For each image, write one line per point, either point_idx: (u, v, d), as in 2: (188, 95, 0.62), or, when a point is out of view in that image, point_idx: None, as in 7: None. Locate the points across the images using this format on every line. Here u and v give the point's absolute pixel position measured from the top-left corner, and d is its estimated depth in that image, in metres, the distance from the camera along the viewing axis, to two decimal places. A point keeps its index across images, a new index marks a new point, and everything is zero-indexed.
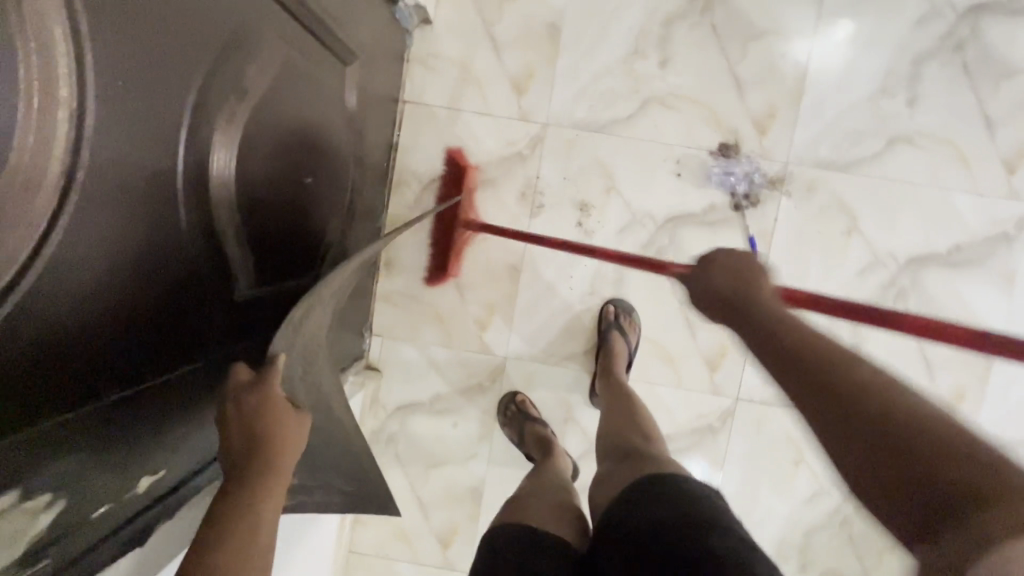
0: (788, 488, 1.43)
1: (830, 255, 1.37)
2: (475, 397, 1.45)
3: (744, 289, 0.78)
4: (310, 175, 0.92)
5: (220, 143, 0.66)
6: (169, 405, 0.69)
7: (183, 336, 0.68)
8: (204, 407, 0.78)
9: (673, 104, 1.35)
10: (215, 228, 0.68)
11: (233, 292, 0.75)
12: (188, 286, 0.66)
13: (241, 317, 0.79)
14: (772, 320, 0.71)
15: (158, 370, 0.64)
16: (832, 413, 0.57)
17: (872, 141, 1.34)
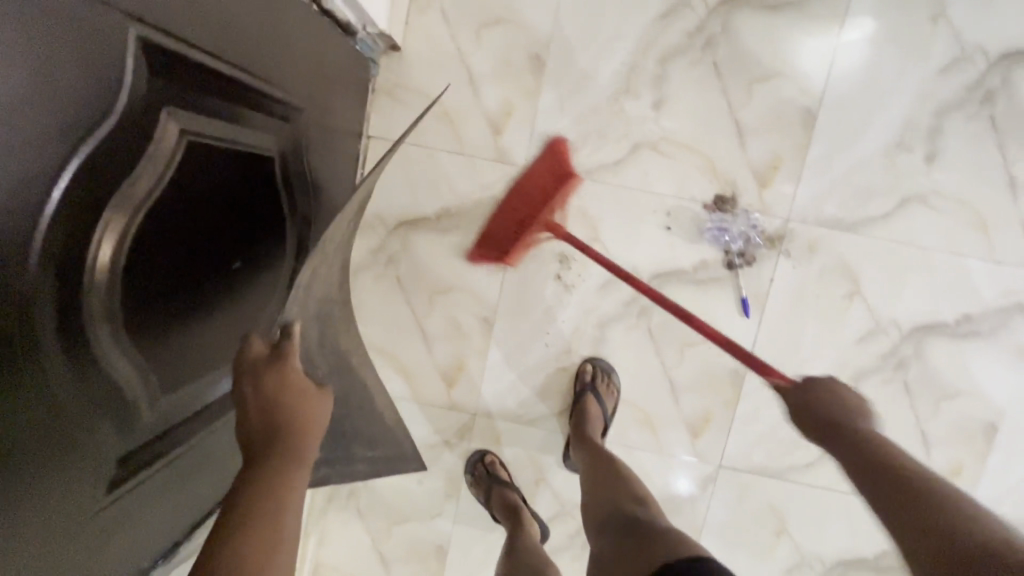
0: (768, 558, 1.36)
1: (828, 322, 1.26)
2: (442, 452, 1.36)
3: (834, 406, 0.77)
4: (239, 259, 0.80)
5: (105, 224, 0.54)
6: (67, 560, 0.58)
7: (72, 474, 0.56)
8: (113, 532, 0.65)
9: (664, 151, 1.23)
10: (99, 321, 0.56)
11: (132, 394, 0.64)
12: (64, 421, 0.54)
13: (146, 437, 0.68)
14: (844, 432, 0.73)
15: (41, 523, 0.53)
16: (901, 515, 0.64)
17: (882, 200, 1.22)
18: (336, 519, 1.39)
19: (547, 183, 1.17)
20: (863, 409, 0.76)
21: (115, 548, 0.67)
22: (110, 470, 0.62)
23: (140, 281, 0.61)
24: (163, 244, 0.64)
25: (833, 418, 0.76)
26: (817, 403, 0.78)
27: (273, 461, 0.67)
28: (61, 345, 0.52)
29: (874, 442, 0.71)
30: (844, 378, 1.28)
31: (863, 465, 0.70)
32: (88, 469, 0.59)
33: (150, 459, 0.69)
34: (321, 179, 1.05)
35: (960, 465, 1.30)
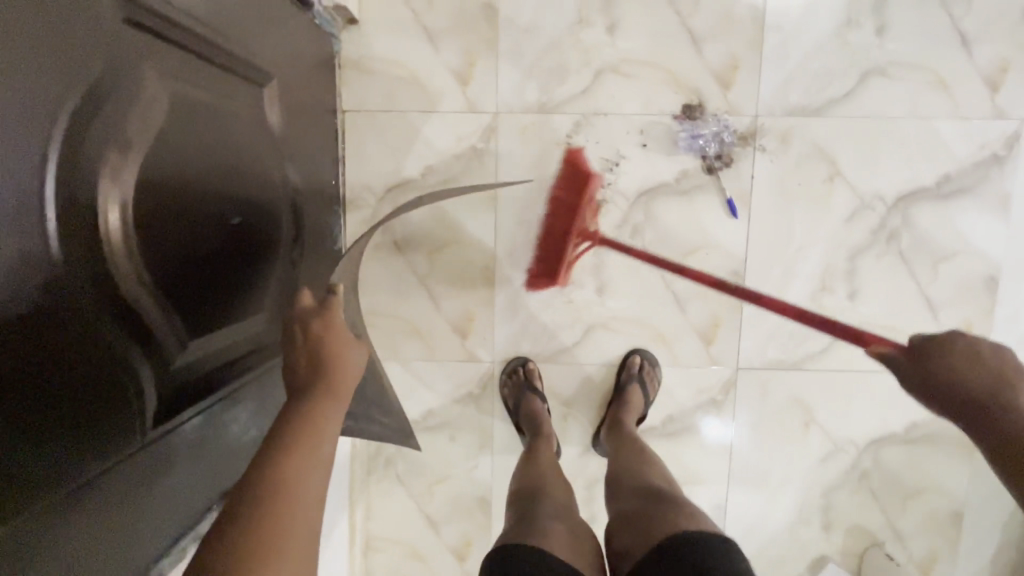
0: (801, 450, 1.40)
1: (813, 207, 1.30)
2: (469, 407, 1.39)
3: (971, 373, 0.69)
4: (237, 215, 0.84)
5: (109, 177, 0.59)
6: (119, 491, 0.63)
7: (111, 405, 0.61)
8: (177, 456, 0.73)
9: (626, 72, 1.27)
10: (124, 264, 0.61)
11: (166, 338, 0.69)
12: (97, 357, 0.59)
13: (190, 374, 0.74)
14: (995, 427, 0.65)
15: (87, 449, 0.58)
16: (1022, 488, 0.63)
17: (843, 80, 1.26)
18: (378, 491, 1.42)
19: (569, 202, 1.25)
20: (998, 370, 0.68)
21: (168, 490, 0.72)
22: (151, 410, 0.67)
23: (147, 224, 0.65)
24: (161, 193, 0.68)
25: (966, 395, 0.68)
26: (947, 369, 0.70)
27: (313, 395, 0.72)
28: (81, 284, 0.57)
29: (993, 410, 0.66)
30: (840, 259, 1.31)
31: (1006, 443, 0.64)
32: (129, 403, 0.63)
33: (184, 403, 0.73)
34: (300, 149, 1.09)
35: (969, 322, 1.33)
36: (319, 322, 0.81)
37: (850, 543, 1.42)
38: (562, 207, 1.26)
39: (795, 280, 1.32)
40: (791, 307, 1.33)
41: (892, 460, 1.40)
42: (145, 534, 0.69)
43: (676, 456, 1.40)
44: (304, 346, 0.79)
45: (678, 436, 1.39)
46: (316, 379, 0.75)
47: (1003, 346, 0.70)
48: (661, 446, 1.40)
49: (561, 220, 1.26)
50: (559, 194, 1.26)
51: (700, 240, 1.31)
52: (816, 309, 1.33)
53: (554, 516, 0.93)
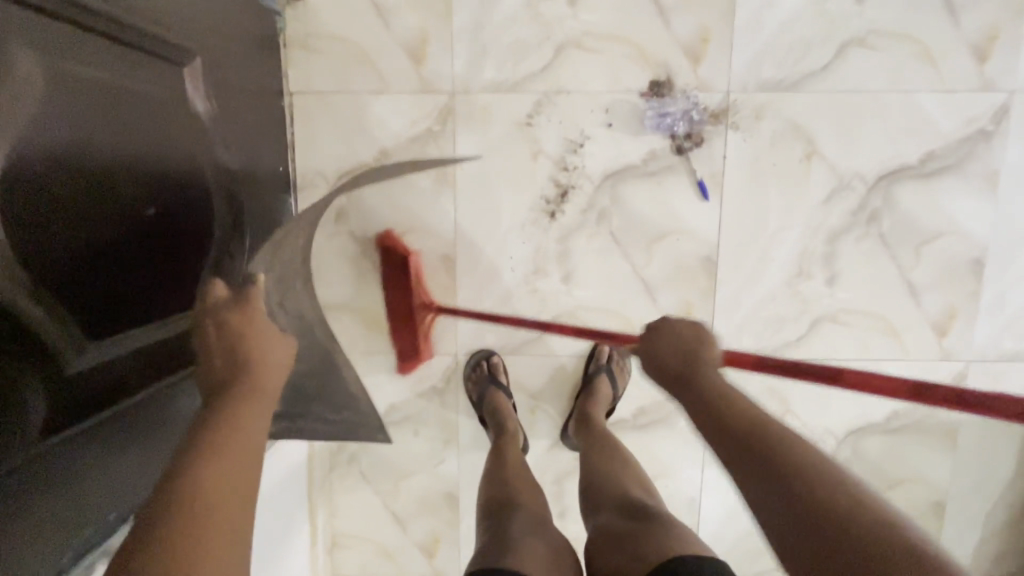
0: None
1: (789, 188, 1.23)
2: (433, 401, 1.35)
3: (692, 359, 0.76)
4: (154, 206, 0.78)
5: None
6: (3, 505, 0.59)
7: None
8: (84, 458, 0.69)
9: (589, 47, 1.19)
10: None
11: (50, 338, 0.63)
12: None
13: (93, 374, 0.69)
14: (709, 393, 0.72)
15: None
16: (727, 449, 0.66)
17: (822, 52, 1.18)
18: (342, 488, 1.38)
19: (399, 278, 1.27)
20: (698, 355, 0.77)
21: (70, 500, 0.68)
22: (38, 417, 0.62)
23: (23, 218, 0.60)
24: (45, 184, 0.62)
25: (680, 369, 0.76)
26: (664, 354, 0.79)
27: (233, 399, 0.66)
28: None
29: (721, 389, 0.72)
30: (818, 243, 1.25)
31: (720, 422, 0.68)
32: (11, 411, 0.58)
33: (85, 409, 0.68)
34: (240, 133, 1.02)
35: (953, 307, 1.27)
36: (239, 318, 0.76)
37: None
38: (401, 283, 1.27)
39: (770, 266, 1.26)
40: (766, 294, 1.27)
41: (871, 450, 1.35)
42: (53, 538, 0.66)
43: (648, 449, 1.35)
44: (219, 345, 0.73)
45: (650, 428, 1.34)
46: (236, 382, 0.69)
47: (702, 327, 0.80)
48: (633, 439, 1.35)
49: (401, 293, 1.27)
50: (385, 273, 1.27)
51: (670, 224, 1.25)
52: (792, 295, 1.27)
53: (526, 533, 0.88)
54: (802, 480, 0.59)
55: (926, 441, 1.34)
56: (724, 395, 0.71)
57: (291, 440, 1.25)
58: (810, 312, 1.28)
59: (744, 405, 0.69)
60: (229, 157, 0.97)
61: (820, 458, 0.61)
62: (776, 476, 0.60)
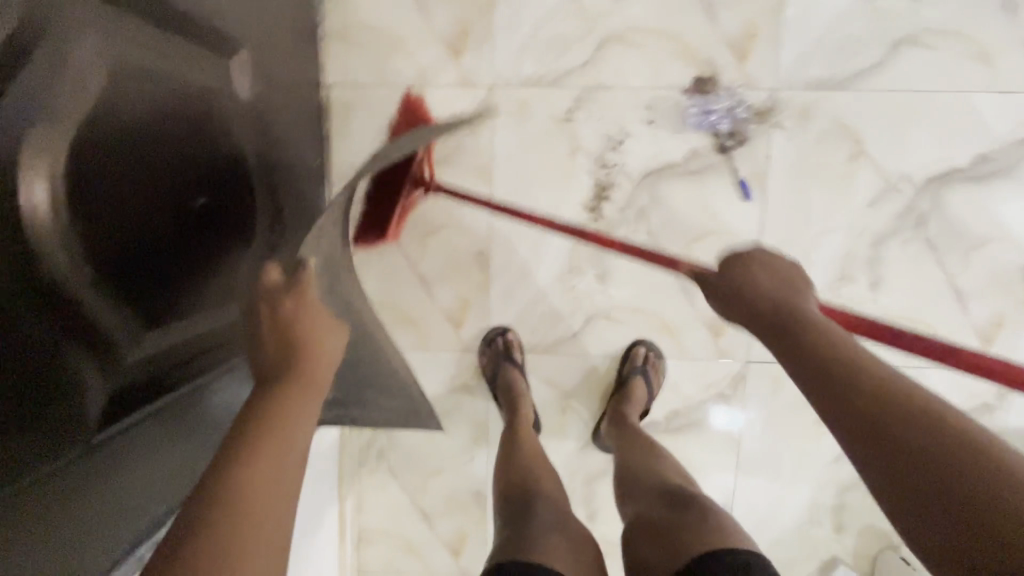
0: (814, 448, 1.32)
1: (834, 189, 1.20)
2: (463, 398, 1.34)
3: (790, 291, 0.71)
4: (204, 197, 0.78)
5: (33, 152, 0.53)
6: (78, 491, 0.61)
7: (47, 401, 0.57)
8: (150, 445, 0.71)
9: (632, 42, 1.17)
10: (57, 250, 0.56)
11: (109, 331, 0.63)
12: (25, 349, 0.54)
13: (150, 364, 0.70)
14: (797, 326, 0.66)
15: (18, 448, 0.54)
16: (819, 389, 0.59)
17: (872, 49, 1.15)
18: (370, 484, 1.38)
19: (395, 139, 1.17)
20: (785, 284, 0.72)
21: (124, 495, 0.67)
22: (97, 407, 0.63)
23: (87, 211, 0.60)
24: (103, 174, 0.62)
25: (779, 296, 0.70)
26: (746, 282, 0.73)
27: (287, 379, 0.67)
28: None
29: (791, 312, 0.68)
30: (862, 246, 1.22)
31: (809, 338, 0.64)
32: (70, 400, 0.59)
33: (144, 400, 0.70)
34: (283, 125, 1.02)
35: (1001, 314, 1.23)
36: (293, 300, 0.76)
37: (862, 544, 1.35)
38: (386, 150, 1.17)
39: (812, 268, 1.23)
40: None
41: None
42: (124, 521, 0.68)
43: (680, 452, 1.33)
44: (271, 327, 0.74)
45: (683, 431, 1.32)
46: (289, 367, 0.69)
47: (789, 257, 0.76)
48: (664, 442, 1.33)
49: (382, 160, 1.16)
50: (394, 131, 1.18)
51: (710, 224, 1.22)
52: (833, 299, 1.24)
53: (545, 530, 0.84)
54: (874, 397, 0.55)
55: None
56: (845, 338, 0.63)
57: (322, 434, 1.25)
58: (851, 316, 1.25)
59: (852, 342, 0.63)
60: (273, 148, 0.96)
61: (953, 411, 0.53)
62: (870, 419, 0.54)
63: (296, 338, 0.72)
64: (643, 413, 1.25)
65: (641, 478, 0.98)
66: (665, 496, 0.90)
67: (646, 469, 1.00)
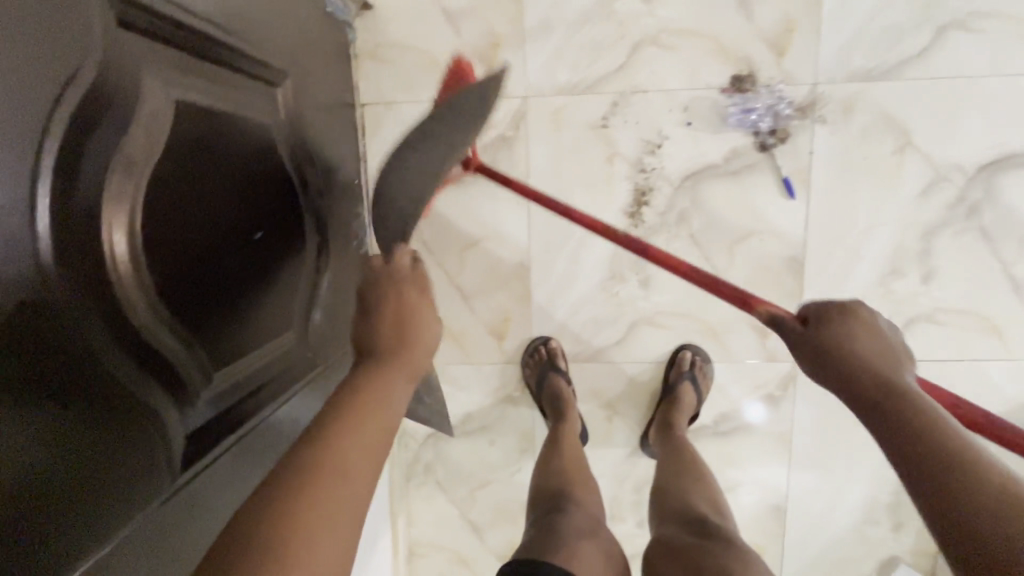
0: (868, 446, 1.29)
1: (881, 182, 1.17)
2: (509, 409, 1.33)
3: (860, 329, 0.63)
4: (260, 229, 0.79)
5: (122, 203, 0.55)
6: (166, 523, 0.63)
7: (131, 448, 0.57)
8: (226, 474, 0.73)
9: (666, 44, 1.15)
10: (137, 295, 0.57)
11: (187, 373, 0.65)
12: (108, 400, 0.54)
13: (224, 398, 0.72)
14: (860, 379, 0.59)
15: (101, 498, 0.54)
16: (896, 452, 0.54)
17: (916, 36, 1.12)
18: (418, 497, 1.38)
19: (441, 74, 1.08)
20: (882, 334, 0.63)
21: (209, 519, 0.70)
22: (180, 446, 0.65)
23: (161, 255, 0.61)
24: (173, 216, 0.63)
25: (834, 346, 0.63)
26: (842, 333, 0.63)
27: (391, 368, 0.66)
28: (80, 327, 0.51)
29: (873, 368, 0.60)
30: (913, 239, 1.19)
31: (876, 396, 0.58)
32: (157, 443, 0.61)
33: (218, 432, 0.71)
34: (329, 161, 1.02)
35: None
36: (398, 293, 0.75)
37: (923, 542, 1.32)
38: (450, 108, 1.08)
39: (861, 263, 1.21)
40: (856, 295, 1.22)
41: None
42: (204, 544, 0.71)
43: (730, 454, 1.31)
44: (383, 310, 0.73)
45: (733, 433, 1.30)
46: (391, 352, 0.69)
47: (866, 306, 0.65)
48: (713, 445, 1.32)
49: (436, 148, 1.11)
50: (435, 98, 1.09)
51: (753, 224, 1.20)
52: (883, 294, 1.21)
53: (580, 533, 0.81)
54: (955, 482, 0.49)
55: None
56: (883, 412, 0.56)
57: None
58: (903, 310, 1.22)
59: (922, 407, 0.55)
60: (320, 183, 0.98)
61: (963, 492, 0.48)
62: (947, 494, 0.49)
63: (406, 326, 0.71)
64: (693, 417, 1.23)
65: (672, 495, 0.93)
66: (691, 522, 0.84)
67: (678, 490, 0.93)
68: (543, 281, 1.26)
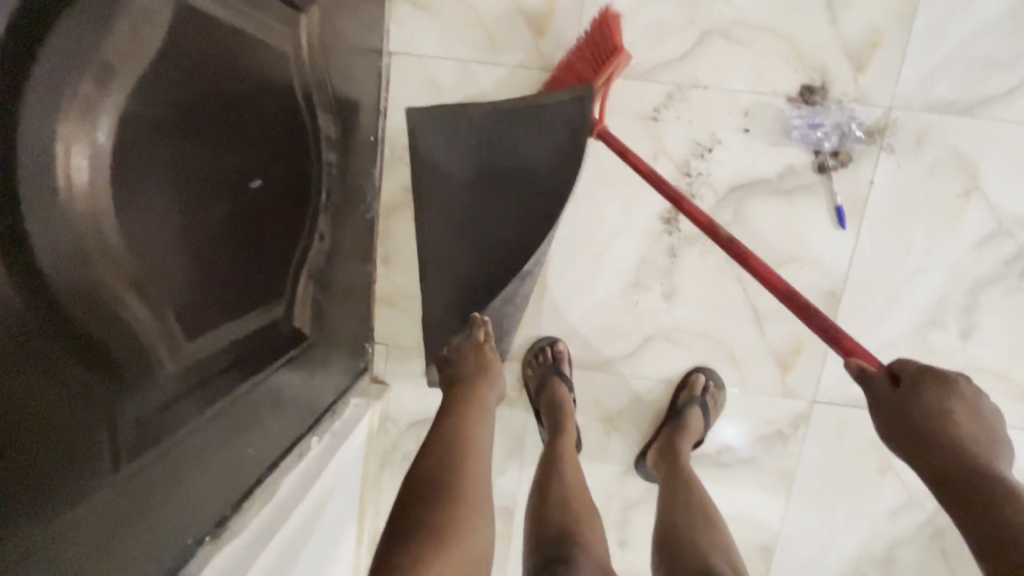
0: (871, 499, 1.23)
1: (939, 226, 1.08)
2: (502, 408, 1.24)
3: (944, 399, 0.61)
4: (260, 177, 0.68)
5: (94, 119, 0.44)
6: (111, 528, 0.51)
7: (68, 440, 0.45)
8: (192, 466, 0.61)
9: (737, 38, 1.04)
10: (96, 238, 0.46)
11: (156, 340, 0.53)
12: (43, 375, 0.42)
13: (196, 374, 0.60)
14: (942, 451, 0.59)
15: (24, 501, 0.42)
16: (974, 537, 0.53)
17: (1007, 73, 1.02)
18: (392, 488, 1.29)
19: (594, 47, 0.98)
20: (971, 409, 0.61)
21: (164, 517, 0.59)
22: (142, 430, 0.53)
23: (137, 192, 0.50)
24: (160, 147, 0.51)
25: (926, 415, 0.61)
26: (941, 407, 0.61)
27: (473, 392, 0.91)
28: (13, 276, 0.40)
29: (961, 441, 0.59)
30: (960, 291, 1.11)
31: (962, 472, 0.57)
32: (111, 426, 0.49)
33: (190, 415, 0.59)
34: (343, 120, 0.91)
35: None
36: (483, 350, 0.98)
37: None
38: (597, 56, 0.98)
39: (900, 311, 1.12)
40: (887, 341, 1.13)
41: None
42: (153, 550, 0.59)
43: (727, 489, 1.24)
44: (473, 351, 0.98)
45: (735, 466, 1.23)
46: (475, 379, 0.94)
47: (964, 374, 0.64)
48: (711, 476, 1.24)
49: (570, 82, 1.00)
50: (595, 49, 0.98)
51: (796, 250, 1.11)
52: (919, 345, 1.13)
53: None
54: None
55: None
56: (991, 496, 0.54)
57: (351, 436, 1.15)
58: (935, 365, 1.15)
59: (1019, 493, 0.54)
60: (333, 139, 0.87)
61: None
62: None
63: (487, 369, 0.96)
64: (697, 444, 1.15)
65: (682, 547, 0.84)
66: None
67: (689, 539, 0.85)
68: (560, 278, 1.16)
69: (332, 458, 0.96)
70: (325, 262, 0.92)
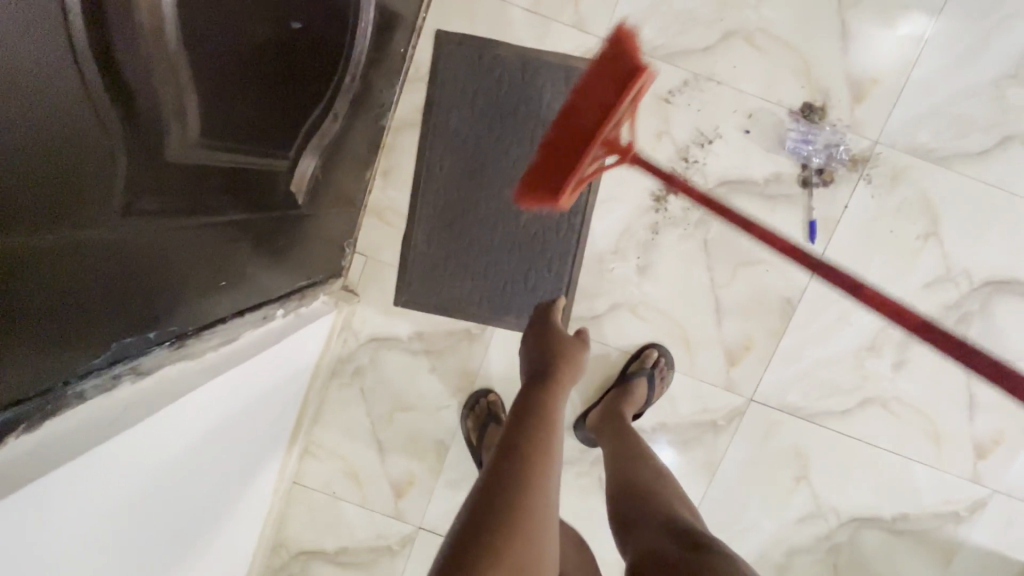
0: (783, 504, 1.30)
1: (896, 260, 1.17)
2: (462, 343, 1.27)
3: None
4: (300, 22, 0.72)
5: None
6: (113, 283, 0.54)
7: (90, 174, 0.48)
8: (183, 264, 0.64)
9: (757, 44, 1.12)
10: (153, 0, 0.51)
11: (177, 120, 0.57)
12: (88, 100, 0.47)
13: (202, 176, 0.64)
14: None
15: (54, 208, 0.45)
16: None
17: (982, 136, 1.13)
18: (336, 398, 1.29)
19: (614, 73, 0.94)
20: None
21: (149, 301, 0.61)
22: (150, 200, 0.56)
23: None
24: None
25: None
26: None
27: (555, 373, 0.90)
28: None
29: None
30: None
31: None
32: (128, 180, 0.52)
33: (189, 210, 0.62)
34: (382, 15, 0.95)
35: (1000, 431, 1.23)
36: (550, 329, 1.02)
37: None
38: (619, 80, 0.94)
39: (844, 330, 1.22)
40: (832, 354, 1.23)
41: (869, 543, 1.30)
42: (130, 329, 0.61)
43: None
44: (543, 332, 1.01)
45: (666, 446, 1.29)
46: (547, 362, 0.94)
47: None
48: None
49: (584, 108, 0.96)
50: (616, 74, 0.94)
51: (765, 252, 1.19)
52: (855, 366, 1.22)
53: None
54: None
55: (925, 556, 1.28)
56: None
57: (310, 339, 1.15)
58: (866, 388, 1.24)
59: None
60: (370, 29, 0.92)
61: None
62: None
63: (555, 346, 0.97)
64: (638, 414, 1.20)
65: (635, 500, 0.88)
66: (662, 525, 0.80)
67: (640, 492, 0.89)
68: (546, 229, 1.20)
69: (287, 330, 0.99)
70: (328, 148, 0.95)
